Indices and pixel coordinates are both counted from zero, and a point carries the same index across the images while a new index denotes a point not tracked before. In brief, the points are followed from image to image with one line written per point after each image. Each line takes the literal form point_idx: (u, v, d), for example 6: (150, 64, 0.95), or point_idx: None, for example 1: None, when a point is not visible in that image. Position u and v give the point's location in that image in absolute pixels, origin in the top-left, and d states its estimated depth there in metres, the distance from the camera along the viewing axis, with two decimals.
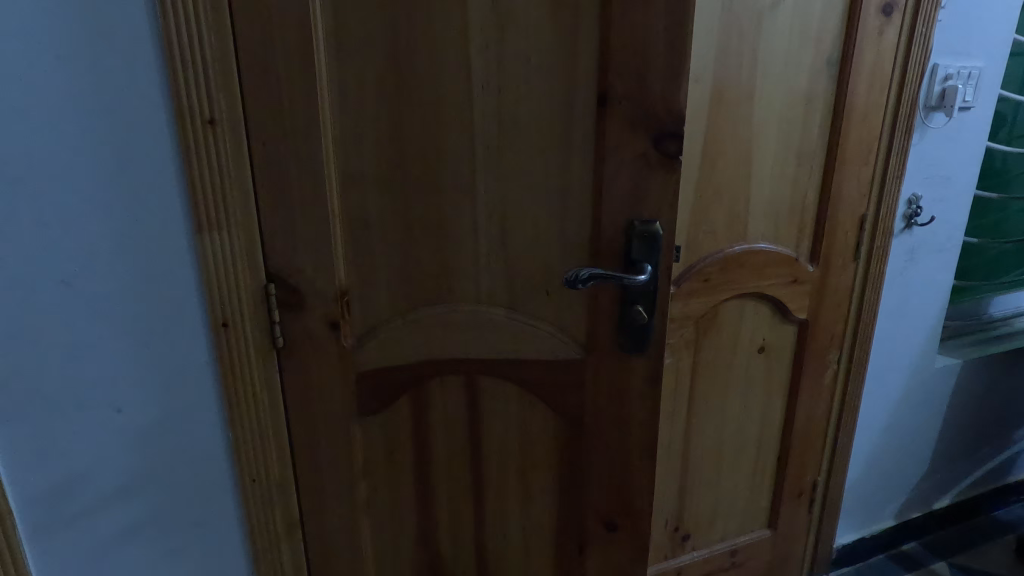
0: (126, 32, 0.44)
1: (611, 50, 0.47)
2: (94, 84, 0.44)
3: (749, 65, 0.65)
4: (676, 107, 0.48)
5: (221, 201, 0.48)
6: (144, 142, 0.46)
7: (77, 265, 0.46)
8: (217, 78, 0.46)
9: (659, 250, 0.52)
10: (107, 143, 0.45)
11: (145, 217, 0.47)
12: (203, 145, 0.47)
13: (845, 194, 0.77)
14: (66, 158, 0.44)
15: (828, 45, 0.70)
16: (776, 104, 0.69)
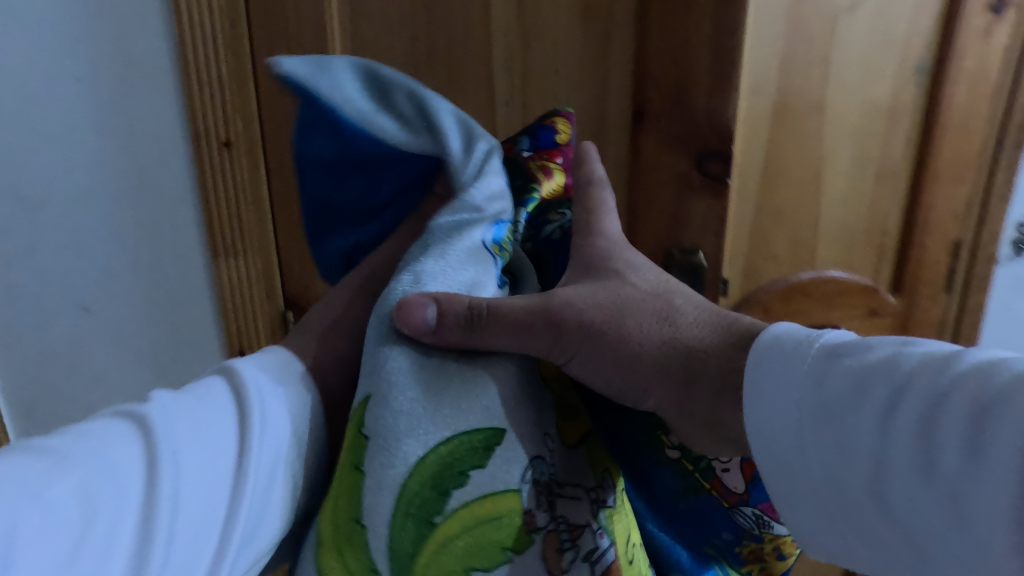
0: (143, 54, 0.44)
1: (648, 58, 0.43)
2: (112, 107, 0.44)
3: (820, 74, 0.58)
4: (723, 125, 0.43)
5: (237, 225, 0.47)
6: (160, 166, 0.46)
7: (98, 288, 0.48)
8: (235, 100, 0.45)
9: (703, 281, 0.46)
10: (125, 166, 0.45)
11: (161, 242, 0.47)
12: (218, 167, 0.46)
13: (936, 217, 0.68)
14: (87, 182, 0.45)
15: (918, 49, 0.62)
16: (852, 116, 0.61)
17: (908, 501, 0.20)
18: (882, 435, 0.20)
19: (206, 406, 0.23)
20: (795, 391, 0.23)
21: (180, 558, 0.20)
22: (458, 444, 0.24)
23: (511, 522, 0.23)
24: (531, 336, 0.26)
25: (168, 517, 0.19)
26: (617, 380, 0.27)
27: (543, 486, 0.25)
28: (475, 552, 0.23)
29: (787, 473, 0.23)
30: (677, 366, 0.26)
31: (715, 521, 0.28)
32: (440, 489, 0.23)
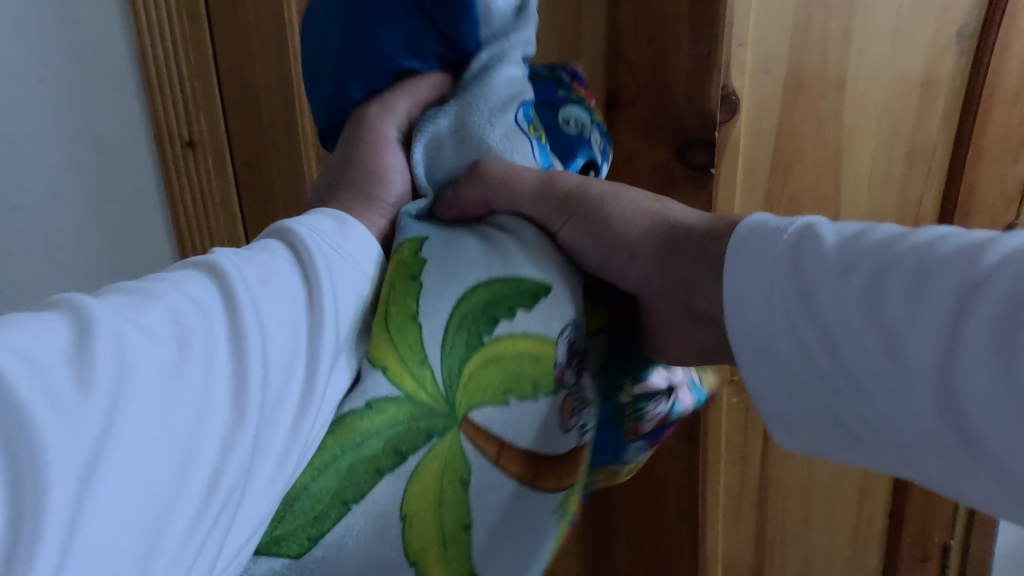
0: (104, 53, 0.49)
1: (622, 42, 0.41)
2: (78, 104, 0.49)
3: (840, 45, 0.53)
4: (706, 111, 0.39)
5: (202, 207, 0.53)
6: (128, 154, 0.51)
7: (74, 278, 0.52)
8: (196, 88, 0.49)
9: None
10: (92, 157, 0.50)
11: (130, 226, 0.53)
12: (182, 156, 0.51)
13: (982, 200, 0.62)
14: (57, 175, 0.50)
15: (960, 12, 0.55)
16: (879, 91, 0.55)
17: (866, 369, 0.23)
18: (858, 302, 0.23)
19: (272, 261, 0.27)
20: (770, 263, 0.25)
21: (279, 372, 0.24)
22: (496, 287, 0.30)
23: (544, 368, 0.30)
24: (530, 198, 0.33)
25: (254, 345, 0.24)
26: (599, 252, 0.32)
27: (575, 350, 0.32)
28: (516, 382, 0.29)
29: (758, 342, 0.26)
30: (662, 246, 0.31)
31: (615, 449, 0.36)
32: (488, 318, 0.29)
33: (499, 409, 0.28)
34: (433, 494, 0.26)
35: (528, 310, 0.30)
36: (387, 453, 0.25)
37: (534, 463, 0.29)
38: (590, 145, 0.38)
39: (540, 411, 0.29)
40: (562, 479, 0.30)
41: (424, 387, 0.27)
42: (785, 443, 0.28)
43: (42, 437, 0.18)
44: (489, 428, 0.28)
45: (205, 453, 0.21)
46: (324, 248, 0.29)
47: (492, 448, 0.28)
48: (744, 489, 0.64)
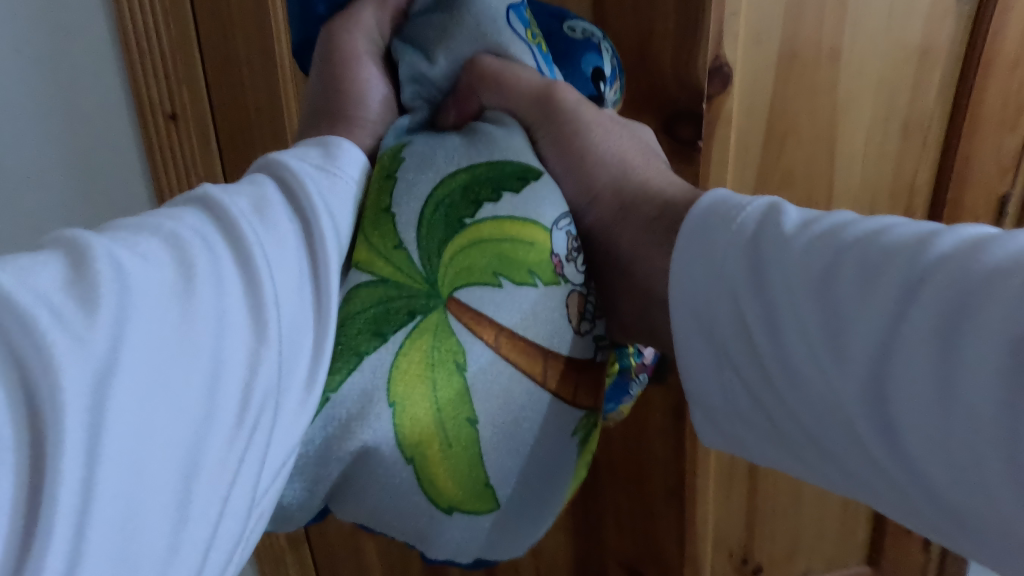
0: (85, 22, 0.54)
1: (609, 16, 0.42)
2: (60, 69, 0.55)
3: (835, 14, 0.52)
4: (692, 83, 0.41)
5: (183, 166, 0.57)
6: (107, 118, 0.57)
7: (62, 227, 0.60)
8: (178, 55, 0.53)
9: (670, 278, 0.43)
10: (73, 118, 0.57)
11: (112, 180, 0.60)
12: (159, 121, 0.55)
13: (978, 172, 0.61)
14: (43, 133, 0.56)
15: None
16: (872, 63, 0.54)
17: (806, 358, 0.24)
18: (808, 288, 0.24)
19: (260, 191, 0.27)
20: (720, 249, 0.27)
21: (289, 299, 0.25)
22: (476, 170, 0.31)
23: (537, 252, 0.30)
24: (520, 100, 0.34)
25: (262, 267, 0.24)
26: (571, 178, 0.33)
27: (574, 245, 0.32)
28: (506, 265, 0.29)
29: (699, 317, 0.27)
30: (626, 204, 0.32)
31: (617, 396, 0.39)
32: (471, 200, 0.30)
33: (493, 292, 0.29)
34: (420, 381, 0.27)
35: (515, 193, 0.30)
36: (365, 332, 0.27)
37: (543, 358, 0.29)
38: (595, 53, 0.39)
39: (540, 297, 0.29)
40: (576, 388, 0.30)
41: (404, 270, 0.28)
42: (708, 439, 0.30)
43: (62, 359, 0.18)
44: (479, 316, 0.28)
45: (231, 368, 0.22)
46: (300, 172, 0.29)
47: (487, 334, 0.28)
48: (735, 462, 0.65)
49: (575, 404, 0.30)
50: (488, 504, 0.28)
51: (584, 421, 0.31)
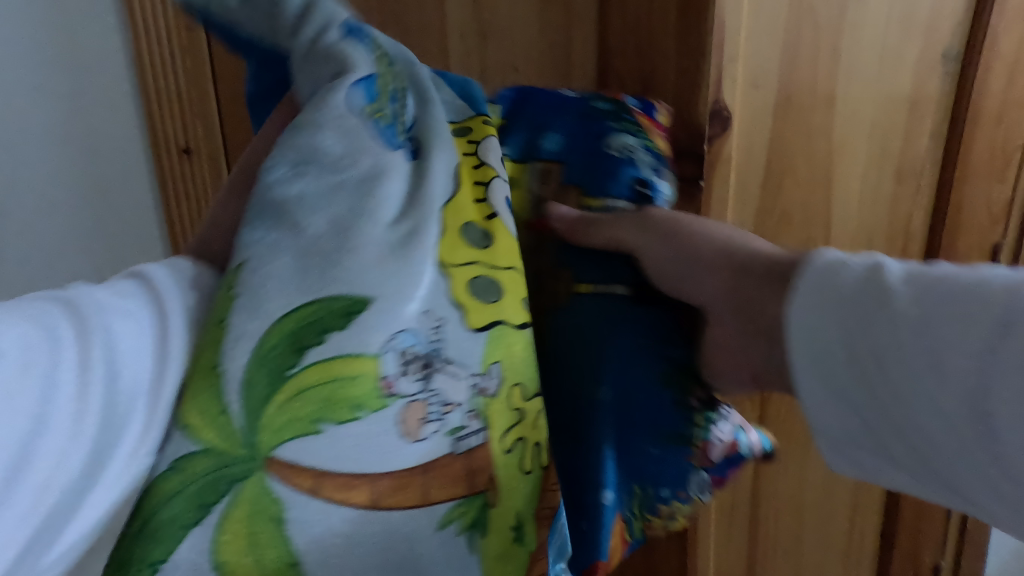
0: (103, 58, 0.56)
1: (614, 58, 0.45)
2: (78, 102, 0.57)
3: (829, 61, 0.54)
4: (695, 125, 0.42)
5: (197, 198, 0.58)
6: (121, 152, 0.59)
7: (71, 257, 0.61)
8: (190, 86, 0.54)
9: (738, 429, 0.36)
10: (87, 150, 0.59)
11: (121, 210, 0.61)
12: (177, 158, 0.58)
13: (968, 217, 0.62)
14: (55, 163, 0.58)
15: (946, 32, 0.56)
16: (867, 107, 0.56)
17: (909, 392, 0.23)
18: (908, 328, 0.23)
19: (127, 285, 0.25)
20: (834, 294, 0.25)
21: (127, 391, 0.22)
22: (306, 309, 0.25)
23: (367, 387, 0.25)
24: (616, 230, 0.32)
25: (97, 356, 0.22)
26: (672, 263, 0.31)
27: (412, 356, 0.26)
28: (335, 410, 0.24)
29: (814, 359, 0.26)
30: (739, 268, 0.30)
31: (674, 479, 0.32)
32: (297, 346, 0.24)
33: (320, 445, 0.24)
34: (196, 510, 0.23)
35: (349, 327, 0.25)
36: (184, 519, 0.22)
37: (382, 485, 0.25)
38: (635, 167, 0.34)
39: (365, 441, 0.24)
40: (427, 486, 0.26)
41: (225, 441, 0.23)
42: (836, 466, 0.27)
43: None
44: (296, 465, 0.24)
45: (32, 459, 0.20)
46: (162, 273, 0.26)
47: (306, 481, 0.24)
48: (735, 502, 0.64)
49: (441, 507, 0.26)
50: None
51: (460, 506, 0.26)
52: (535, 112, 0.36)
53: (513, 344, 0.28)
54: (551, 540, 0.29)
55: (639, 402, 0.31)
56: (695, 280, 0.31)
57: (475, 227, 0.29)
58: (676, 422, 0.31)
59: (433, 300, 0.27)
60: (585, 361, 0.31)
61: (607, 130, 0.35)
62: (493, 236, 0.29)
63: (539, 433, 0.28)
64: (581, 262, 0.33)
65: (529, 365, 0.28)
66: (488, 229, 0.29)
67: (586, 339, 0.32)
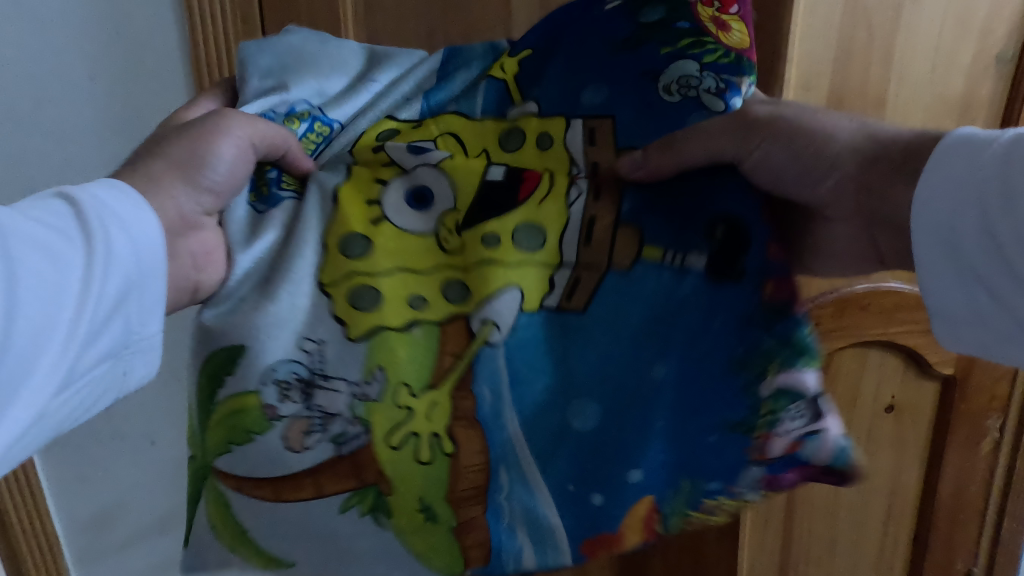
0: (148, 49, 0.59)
1: None
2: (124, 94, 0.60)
3: (881, 65, 0.53)
4: None
5: None
6: None
7: None
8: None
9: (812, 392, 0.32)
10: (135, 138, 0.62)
11: None
12: None
13: None
14: (101, 149, 0.62)
15: (1000, 36, 0.56)
16: (917, 111, 0.56)
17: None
18: None
19: (66, 207, 0.30)
20: (972, 167, 0.30)
21: (39, 301, 0.28)
22: (212, 358, 0.33)
23: (253, 413, 0.33)
24: (725, 130, 0.36)
25: (29, 261, 0.28)
26: (794, 166, 0.37)
27: (288, 385, 0.33)
28: (235, 435, 0.34)
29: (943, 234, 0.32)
30: (865, 156, 0.36)
31: (726, 472, 0.32)
32: (210, 386, 0.34)
33: (229, 457, 0.34)
34: (189, 490, 0.37)
35: (232, 372, 0.33)
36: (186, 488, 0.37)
37: (275, 484, 0.34)
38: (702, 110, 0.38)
39: (263, 451, 0.34)
40: (320, 483, 0.34)
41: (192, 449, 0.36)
42: (955, 346, 0.35)
43: None
44: (224, 472, 0.35)
45: None
46: (94, 199, 0.31)
47: (231, 481, 0.35)
48: (772, 504, 0.65)
49: (324, 492, 0.34)
50: (274, 564, 0.36)
51: (356, 495, 0.34)
52: (578, 61, 0.40)
53: (397, 343, 0.33)
54: (492, 522, 0.34)
55: (707, 381, 0.32)
56: (800, 168, 0.37)
57: (359, 236, 0.35)
58: (739, 409, 0.32)
59: (307, 329, 0.33)
60: (660, 329, 0.33)
61: (669, 67, 0.38)
62: (372, 240, 0.35)
63: (423, 425, 0.33)
64: (651, 219, 0.35)
65: (428, 350, 0.33)
66: (365, 235, 0.35)
67: (663, 318, 0.33)
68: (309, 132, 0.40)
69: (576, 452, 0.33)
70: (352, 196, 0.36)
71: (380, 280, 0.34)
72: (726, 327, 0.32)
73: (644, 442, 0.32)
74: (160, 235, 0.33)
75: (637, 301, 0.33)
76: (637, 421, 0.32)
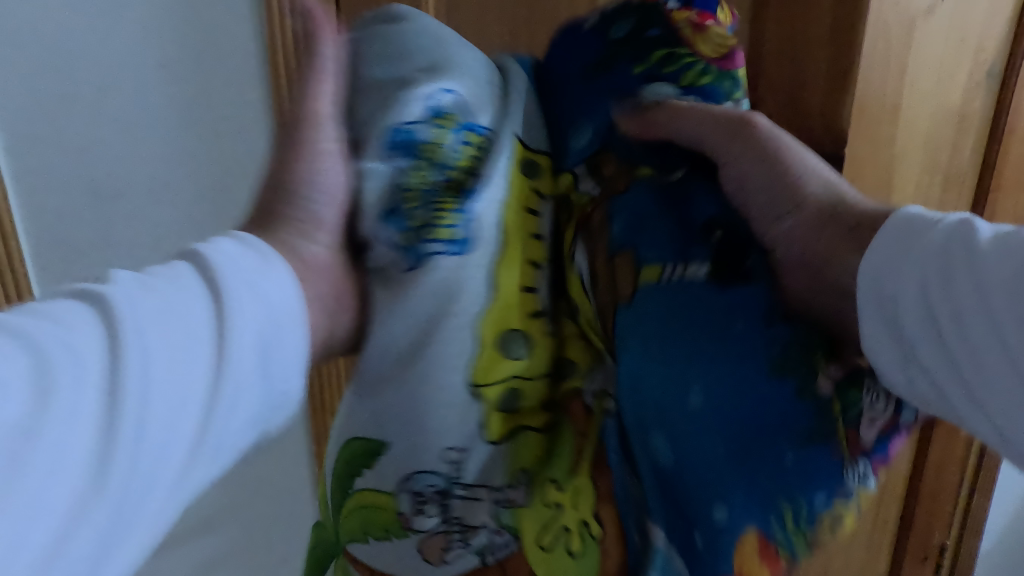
0: None
1: (766, 60, 0.47)
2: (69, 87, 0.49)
3: (897, 74, 0.56)
4: (836, 124, 0.45)
5: None
6: None
7: None
8: None
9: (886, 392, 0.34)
10: None
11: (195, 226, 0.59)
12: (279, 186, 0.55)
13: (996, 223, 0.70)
14: None
15: (989, 53, 0.62)
16: (924, 119, 0.60)
17: (986, 335, 0.29)
18: (1002, 285, 0.29)
19: (177, 272, 0.30)
20: (917, 246, 0.32)
21: (167, 379, 0.27)
22: (350, 451, 0.38)
23: (390, 515, 0.37)
24: (696, 130, 0.39)
25: (143, 338, 0.27)
26: (774, 190, 0.37)
27: (431, 492, 0.36)
28: (369, 529, 0.38)
29: (882, 302, 0.32)
30: (822, 209, 0.36)
31: (828, 480, 0.32)
32: (347, 478, 0.38)
33: (365, 546, 0.39)
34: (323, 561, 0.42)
35: (368, 468, 0.37)
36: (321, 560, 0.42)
37: None
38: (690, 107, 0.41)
39: (398, 549, 0.38)
40: None
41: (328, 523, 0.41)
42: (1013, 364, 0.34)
43: None
44: (357, 561, 0.40)
45: (81, 432, 0.25)
46: (230, 262, 0.31)
47: (362, 568, 0.40)
48: None
49: None
50: None
51: None
52: (567, 93, 0.42)
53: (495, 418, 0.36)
54: None
55: (752, 390, 0.33)
56: (763, 187, 0.38)
57: (514, 329, 0.36)
58: (794, 415, 0.33)
59: (453, 440, 0.35)
60: (723, 317, 0.34)
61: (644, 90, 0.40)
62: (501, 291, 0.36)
63: (569, 516, 0.35)
64: (648, 244, 0.37)
65: (565, 449, 0.36)
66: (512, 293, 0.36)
67: (717, 333, 0.34)
68: (467, 133, 0.36)
69: (665, 494, 0.34)
70: (509, 289, 0.36)
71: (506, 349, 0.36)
72: (749, 329, 0.34)
73: (706, 476, 0.32)
74: (301, 292, 0.33)
75: (697, 315, 0.34)
76: (695, 447, 0.33)
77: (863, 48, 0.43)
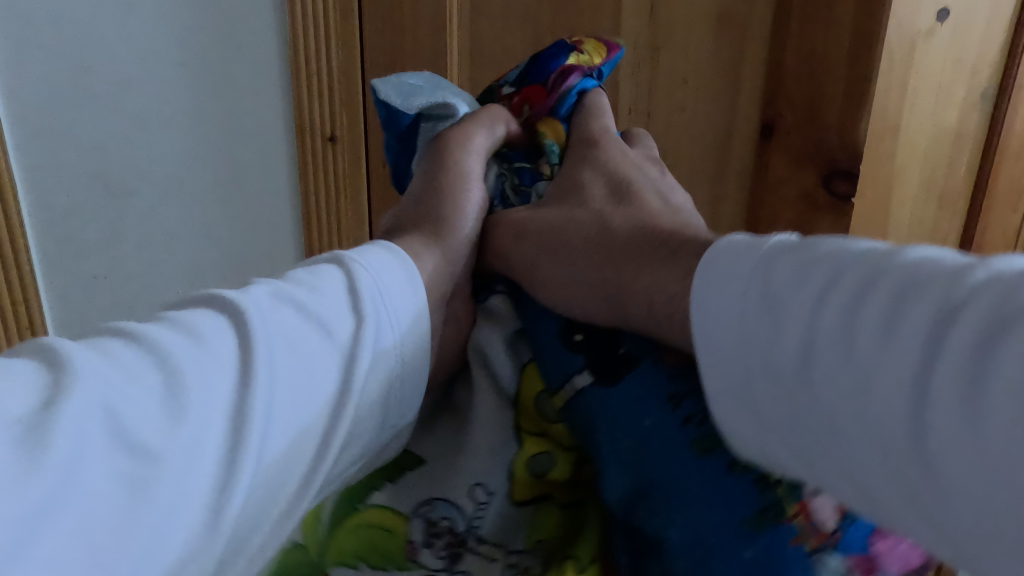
0: None
1: (785, 77, 0.48)
2: None
3: (899, 94, 0.57)
4: (852, 143, 0.46)
5: None
6: None
7: None
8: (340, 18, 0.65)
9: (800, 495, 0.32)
10: None
11: None
12: None
13: (989, 240, 0.72)
14: None
15: (984, 76, 0.64)
16: (923, 139, 0.61)
17: (837, 407, 0.24)
18: (836, 340, 0.24)
19: (322, 278, 0.33)
20: (744, 292, 0.27)
21: (299, 397, 0.28)
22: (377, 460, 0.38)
23: (398, 538, 0.36)
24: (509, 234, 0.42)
25: (283, 358, 0.29)
26: (583, 295, 0.38)
27: (446, 535, 0.36)
28: (367, 552, 0.36)
29: (729, 370, 0.28)
30: (621, 296, 0.36)
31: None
32: (368, 487, 0.37)
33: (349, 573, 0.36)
34: None
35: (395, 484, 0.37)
36: None
37: None
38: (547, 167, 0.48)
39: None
40: None
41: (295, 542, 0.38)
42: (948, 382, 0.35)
43: (67, 415, 0.22)
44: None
45: (208, 450, 0.25)
46: (368, 277, 0.34)
47: None
48: None
49: None
50: None
51: None
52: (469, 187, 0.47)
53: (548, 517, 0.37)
54: None
55: (697, 491, 0.32)
56: (569, 291, 0.39)
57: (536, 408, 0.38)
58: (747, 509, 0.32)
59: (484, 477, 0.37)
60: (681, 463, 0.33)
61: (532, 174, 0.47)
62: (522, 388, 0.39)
63: None
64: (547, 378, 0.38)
65: (589, 528, 0.37)
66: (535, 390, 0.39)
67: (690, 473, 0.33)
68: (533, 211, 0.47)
69: None
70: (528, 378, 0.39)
71: (544, 445, 0.38)
72: (657, 426, 0.34)
73: None
74: (427, 312, 0.36)
75: (614, 431, 0.35)
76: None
77: (879, 67, 0.44)
